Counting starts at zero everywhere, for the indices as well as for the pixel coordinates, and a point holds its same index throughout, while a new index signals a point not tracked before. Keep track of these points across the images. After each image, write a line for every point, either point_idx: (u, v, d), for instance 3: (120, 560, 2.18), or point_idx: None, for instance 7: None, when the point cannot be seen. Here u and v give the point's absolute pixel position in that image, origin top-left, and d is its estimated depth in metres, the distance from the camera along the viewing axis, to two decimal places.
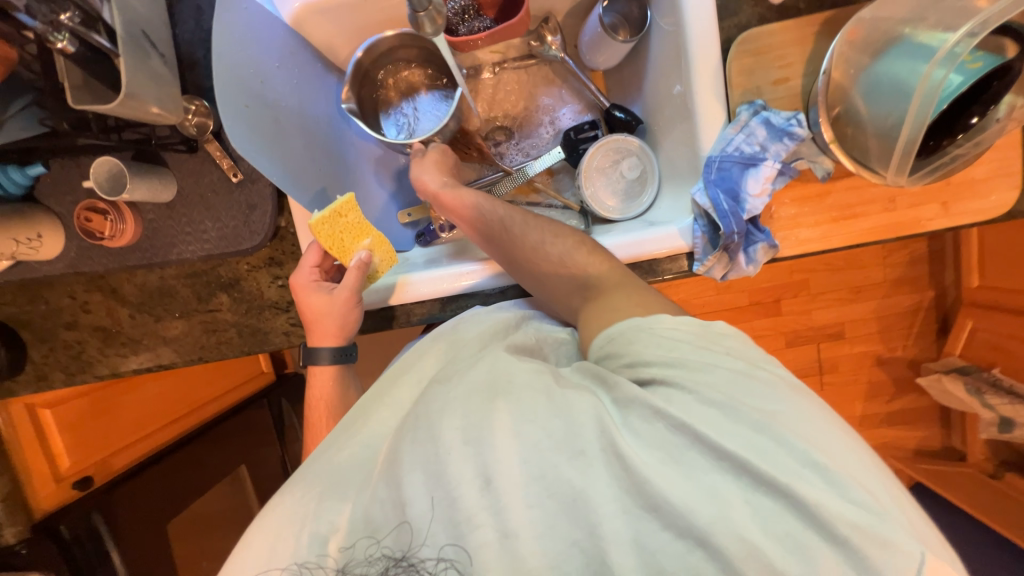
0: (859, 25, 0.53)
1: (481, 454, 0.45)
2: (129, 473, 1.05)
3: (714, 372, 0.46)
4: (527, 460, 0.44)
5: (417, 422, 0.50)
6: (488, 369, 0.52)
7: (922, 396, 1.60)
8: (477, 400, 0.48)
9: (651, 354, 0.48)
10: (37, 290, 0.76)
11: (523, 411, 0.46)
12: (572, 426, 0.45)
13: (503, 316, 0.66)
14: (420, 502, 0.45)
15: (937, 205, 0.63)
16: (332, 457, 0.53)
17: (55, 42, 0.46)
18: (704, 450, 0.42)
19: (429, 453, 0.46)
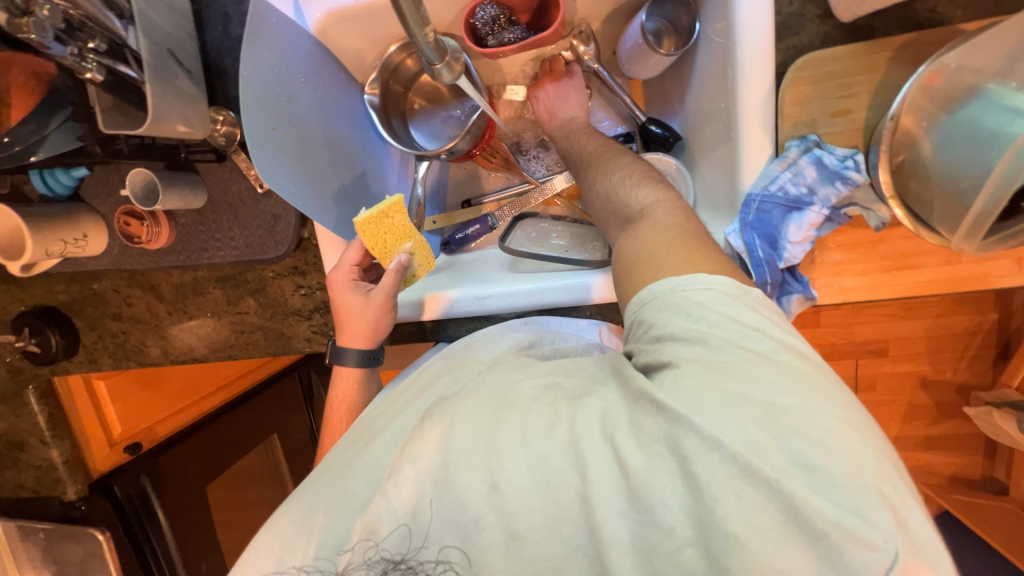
0: (941, 70, 0.45)
1: (487, 461, 0.43)
2: (170, 440, 1.14)
3: (731, 358, 0.40)
4: (533, 468, 0.41)
5: (420, 427, 0.49)
6: (498, 383, 0.50)
7: (967, 424, 1.50)
8: (485, 413, 0.46)
9: (678, 331, 0.42)
10: (86, 282, 0.81)
11: (529, 422, 0.44)
12: (571, 431, 0.42)
13: (520, 338, 0.65)
14: (427, 512, 0.45)
15: (1009, 261, 0.56)
16: (345, 462, 0.55)
17: (84, 72, 0.47)
18: (712, 446, 0.36)
19: (437, 454, 0.45)
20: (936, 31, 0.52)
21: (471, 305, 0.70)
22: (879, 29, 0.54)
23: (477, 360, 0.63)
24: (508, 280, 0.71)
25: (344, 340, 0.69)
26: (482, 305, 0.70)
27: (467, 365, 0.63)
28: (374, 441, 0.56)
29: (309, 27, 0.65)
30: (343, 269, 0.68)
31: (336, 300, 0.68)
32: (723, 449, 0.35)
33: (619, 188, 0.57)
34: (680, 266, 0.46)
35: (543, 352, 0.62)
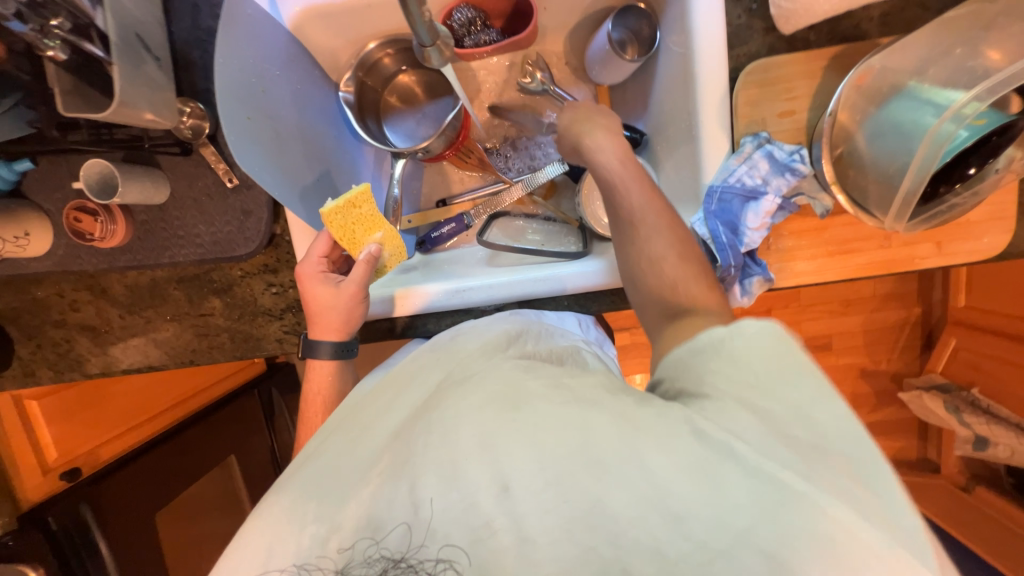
0: (869, 72, 0.52)
1: (495, 459, 0.43)
2: (118, 462, 1.05)
3: (775, 396, 0.41)
4: (544, 470, 0.42)
5: (424, 427, 0.49)
6: (503, 380, 0.50)
7: (902, 409, 1.64)
8: (492, 410, 0.47)
9: (722, 376, 0.43)
10: (25, 286, 0.74)
11: (540, 421, 0.44)
12: (586, 435, 0.42)
13: (505, 327, 0.64)
14: (432, 505, 0.43)
15: (931, 244, 0.63)
16: (331, 456, 0.53)
17: (46, 49, 0.45)
18: (748, 471, 0.38)
19: (439, 450, 0.46)
20: (861, 44, 0.60)
21: (449, 299, 0.70)
22: (815, 40, 0.61)
23: (464, 350, 0.61)
24: (484, 274, 0.72)
25: (317, 335, 0.68)
26: (460, 297, 0.70)
27: (456, 354, 0.61)
28: (360, 436, 0.54)
29: (285, 20, 0.65)
30: (311, 262, 0.67)
31: (304, 293, 0.67)
32: (758, 473, 0.37)
33: (655, 243, 0.55)
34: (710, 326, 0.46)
35: (534, 347, 0.62)
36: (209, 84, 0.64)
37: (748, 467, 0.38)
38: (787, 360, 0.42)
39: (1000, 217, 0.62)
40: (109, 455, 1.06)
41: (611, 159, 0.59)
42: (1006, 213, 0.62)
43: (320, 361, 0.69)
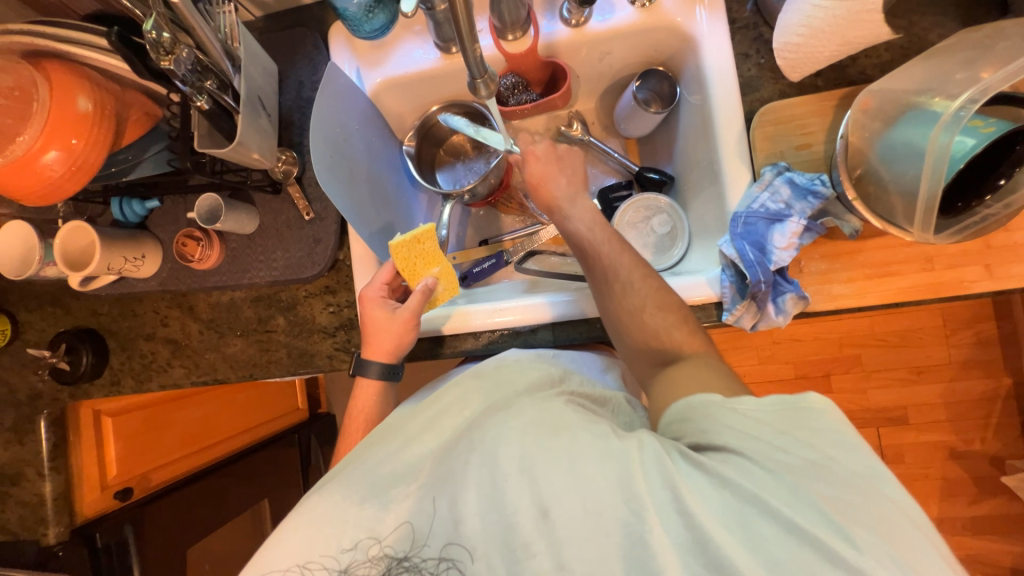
0: (870, 97, 0.58)
1: (536, 484, 0.44)
2: (162, 491, 1.09)
3: (790, 451, 0.41)
4: (584, 502, 0.42)
5: (464, 446, 0.49)
6: (546, 409, 0.50)
7: (1013, 502, 1.39)
8: (533, 433, 0.47)
9: (737, 428, 0.43)
10: (129, 304, 0.87)
11: (579, 449, 0.45)
12: (624, 472, 0.42)
13: (548, 372, 0.62)
14: (472, 521, 0.44)
15: (980, 267, 0.61)
16: (370, 460, 0.54)
17: (197, 101, 0.59)
18: (785, 527, 0.38)
19: (482, 469, 0.46)
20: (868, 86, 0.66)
21: (487, 318, 0.75)
22: (823, 85, 0.68)
23: (511, 384, 0.59)
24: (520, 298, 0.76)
25: (369, 353, 0.73)
26: (498, 319, 0.74)
27: (501, 386, 0.59)
28: (396, 443, 0.55)
29: (366, 88, 0.80)
30: (374, 287, 0.74)
31: (364, 315, 0.73)
32: (791, 527, 0.38)
33: (631, 297, 0.63)
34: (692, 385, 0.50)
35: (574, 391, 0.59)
36: (302, 138, 0.80)
37: (776, 515, 0.38)
38: (807, 424, 0.42)
39: None
40: (158, 480, 1.11)
41: (583, 227, 0.71)
42: None
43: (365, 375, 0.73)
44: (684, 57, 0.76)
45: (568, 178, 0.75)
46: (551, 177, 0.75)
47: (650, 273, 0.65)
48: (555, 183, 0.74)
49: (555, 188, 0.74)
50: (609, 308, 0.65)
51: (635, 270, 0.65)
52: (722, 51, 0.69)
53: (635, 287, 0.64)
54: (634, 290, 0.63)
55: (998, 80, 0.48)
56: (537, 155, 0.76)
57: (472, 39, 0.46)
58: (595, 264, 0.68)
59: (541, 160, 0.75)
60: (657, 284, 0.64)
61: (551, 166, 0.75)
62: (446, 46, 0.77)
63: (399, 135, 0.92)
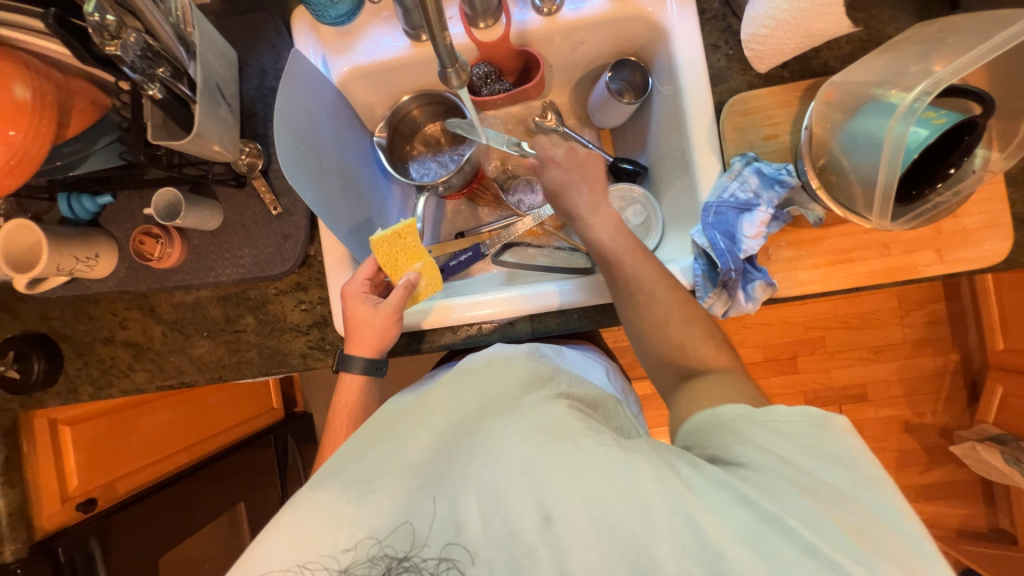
0: (833, 88, 0.60)
1: (541, 490, 0.43)
2: (135, 496, 1.05)
3: (804, 470, 0.42)
4: (590, 509, 0.42)
5: (463, 449, 0.48)
6: (545, 413, 0.49)
7: (959, 469, 1.50)
8: (536, 439, 0.46)
9: (757, 442, 0.45)
10: (84, 306, 0.82)
11: (583, 456, 0.44)
12: (633, 481, 0.42)
13: (545, 369, 0.60)
14: (475, 524, 0.44)
15: (931, 252, 0.65)
16: (358, 460, 0.51)
17: (148, 90, 0.55)
18: (799, 545, 0.38)
19: (483, 474, 0.46)
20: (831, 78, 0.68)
21: (465, 312, 0.74)
22: (789, 77, 0.69)
23: (504, 381, 0.56)
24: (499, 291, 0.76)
25: (352, 350, 0.71)
26: (478, 312, 0.74)
27: (494, 381, 0.56)
28: (384, 441, 0.52)
29: (333, 77, 0.77)
30: (355, 282, 0.72)
31: (348, 313, 0.71)
32: (806, 546, 0.38)
33: (656, 307, 0.62)
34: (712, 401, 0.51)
35: (569, 388, 0.58)
36: (267, 129, 0.77)
37: (790, 533, 0.38)
38: (829, 453, 0.43)
39: (997, 225, 0.64)
40: (125, 489, 1.06)
41: (606, 234, 0.68)
42: (1003, 221, 0.64)
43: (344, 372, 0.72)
44: (656, 47, 0.76)
45: (589, 186, 0.72)
46: (573, 186, 0.73)
47: (675, 285, 0.63)
48: (577, 191, 0.72)
49: (575, 196, 0.72)
50: (633, 320, 0.63)
51: (661, 283, 0.63)
52: (692, 42, 0.70)
53: (660, 300, 0.62)
54: (659, 301, 0.62)
55: (949, 73, 0.50)
56: (557, 162, 0.74)
57: (440, 27, 0.44)
58: (615, 272, 0.65)
59: (564, 167, 0.74)
60: (683, 295, 0.62)
61: (572, 174, 0.73)
62: (416, 34, 0.75)
63: (370, 126, 0.90)
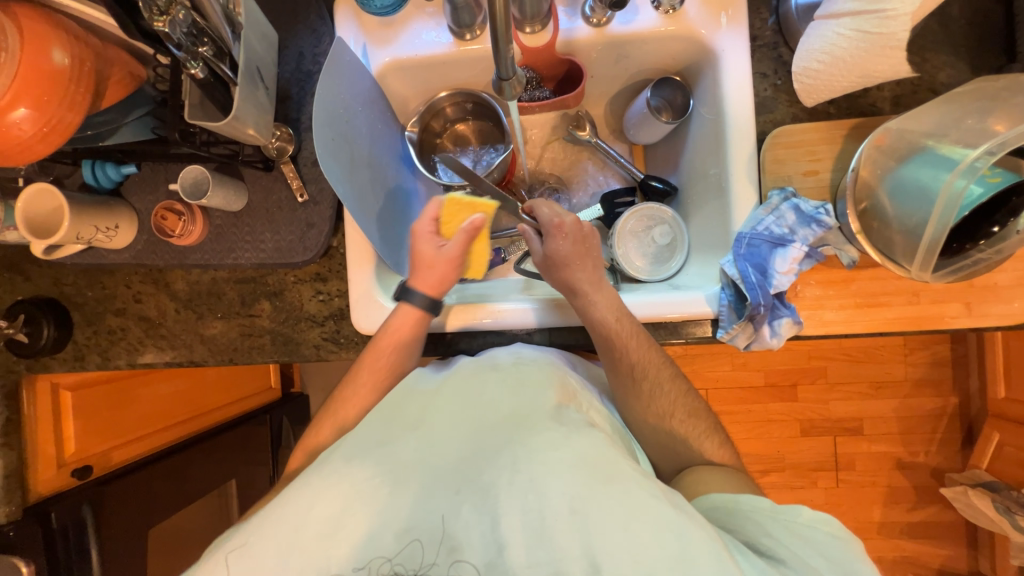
0: (886, 133, 0.59)
1: (589, 531, 0.45)
2: (131, 466, 1.04)
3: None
4: (634, 557, 0.44)
5: (503, 460, 0.50)
6: (595, 448, 0.50)
7: (947, 510, 1.50)
8: (588, 479, 0.48)
9: (778, 537, 0.50)
10: (98, 275, 0.81)
11: (634, 510, 0.46)
12: (688, 551, 0.43)
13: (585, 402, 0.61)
14: (516, 547, 0.46)
15: (960, 304, 0.64)
16: (389, 444, 0.52)
17: (190, 68, 0.55)
18: None
19: (528, 496, 0.47)
20: (877, 119, 0.67)
21: (482, 320, 0.73)
22: (834, 113, 0.69)
23: (533, 385, 0.57)
24: (515, 300, 0.75)
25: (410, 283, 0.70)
26: (496, 319, 0.73)
27: (523, 385, 0.57)
28: (413, 431, 0.53)
29: (372, 68, 0.76)
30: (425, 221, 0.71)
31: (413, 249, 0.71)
32: None
33: (661, 401, 0.66)
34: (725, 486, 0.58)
35: (597, 419, 0.59)
36: (300, 115, 0.76)
37: None
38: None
39: None
40: (122, 458, 1.05)
41: (609, 319, 0.65)
42: None
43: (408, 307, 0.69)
44: (702, 69, 0.75)
45: (584, 262, 0.67)
46: (577, 261, 0.67)
47: (677, 374, 0.67)
48: (577, 268, 0.67)
49: (577, 271, 0.67)
50: (634, 404, 0.67)
51: (661, 372, 0.66)
52: (742, 69, 0.69)
53: (661, 389, 0.66)
54: (662, 394, 0.66)
55: (1015, 136, 0.50)
56: (565, 230, 0.68)
57: (506, 38, 0.46)
58: (619, 357, 0.65)
59: (568, 238, 0.67)
60: (685, 390, 0.67)
61: (578, 247, 0.67)
62: (462, 32, 0.74)
63: (401, 119, 0.88)
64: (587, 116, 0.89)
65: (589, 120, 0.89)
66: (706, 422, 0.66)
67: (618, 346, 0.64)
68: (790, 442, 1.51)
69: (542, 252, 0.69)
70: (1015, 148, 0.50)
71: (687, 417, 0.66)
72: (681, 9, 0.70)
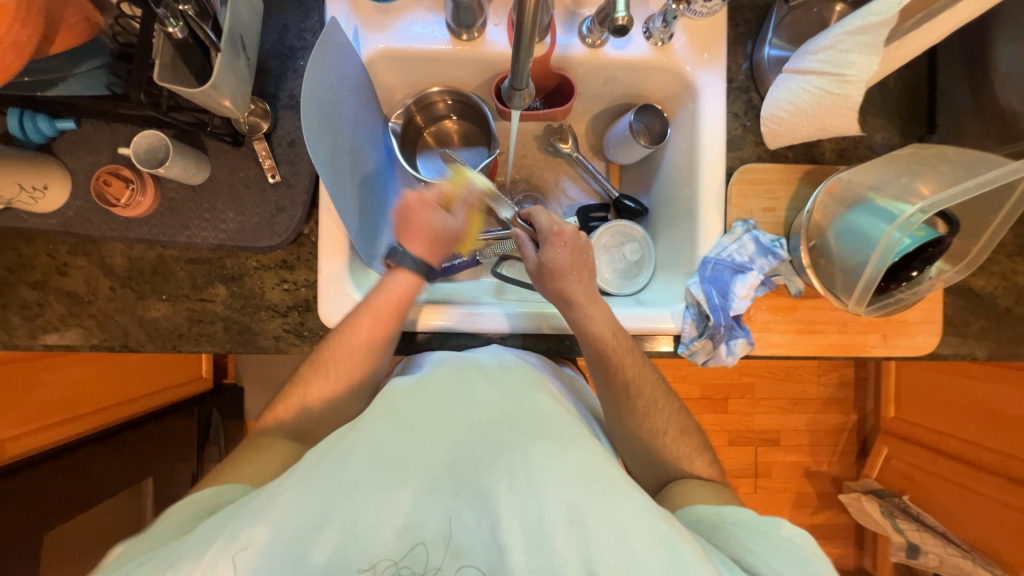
0: (838, 182, 0.68)
1: (586, 539, 0.46)
2: (28, 461, 0.89)
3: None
4: (631, 565, 0.44)
5: (502, 463, 0.52)
6: (588, 457, 0.52)
7: (841, 514, 1.71)
8: (583, 486, 0.49)
9: (759, 553, 0.53)
10: (14, 241, 0.71)
11: (628, 519, 0.47)
12: (679, 560, 0.44)
13: (576, 417, 0.63)
14: (519, 554, 0.46)
15: (878, 335, 0.74)
16: (384, 442, 0.54)
17: (168, 26, 0.51)
18: None
19: (527, 499, 0.48)
20: (826, 168, 0.75)
21: (457, 321, 0.73)
22: (792, 158, 0.76)
23: (526, 396, 0.61)
24: (491, 304, 0.75)
25: (410, 248, 0.70)
26: (472, 321, 0.73)
27: (513, 394, 0.61)
28: (410, 431, 0.56)
29: (362, 52, 0.74)
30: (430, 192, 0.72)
31: (413, 218, 0.70)
32: None
33: (656, 419, 0.70)
34: (707, 496, 0.64)
35: (587, 429, 0.62)
36: (278, 91, 0.72)
37: None
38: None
39: (929, 321, 0.74)
40: (17, 452, 0.89)
41: (606, 333, 0.68)
42: (933, 318, 0.74)
43: (403, 273, 0.69)
44: (681, 102, 0.80)
45: (579, 274, 0.69)
46: (573, 272, 0.69)
47: (669, 395, 0.72)
48: (574, 279, 0.69)
49: (571, 282, 0.69)
50: (628, 421, 0.71)
51: (655, 390, 0.71)
52: (718, 107, 0.75)
53: (655, 406, 0.71)
54: (656, 411, 0.71)
55: (941, 200, 0.58)
56: (564, 237, 0.70)
57: (527, 49, 0.50)
58: (614, 374, 0.69)
59: (566, 248, 0.69)
60: (677, 409, 0.72)
61: (575, 257, 0.70)
62: (460, 31, 0.73)
63: (384, 109, 0.86)
64: (570, 131, 0.91)
65: (571, 134, 0.91)
66: (666, 435, 0.70)
67: (615, 361, 0.68)
68: (718, 450, 1.64)
69: (537, 260, 0.70)
70: (941, 210, 0.59)
71: (680, 436, 0.71)
72: (669, 43, 0.75)
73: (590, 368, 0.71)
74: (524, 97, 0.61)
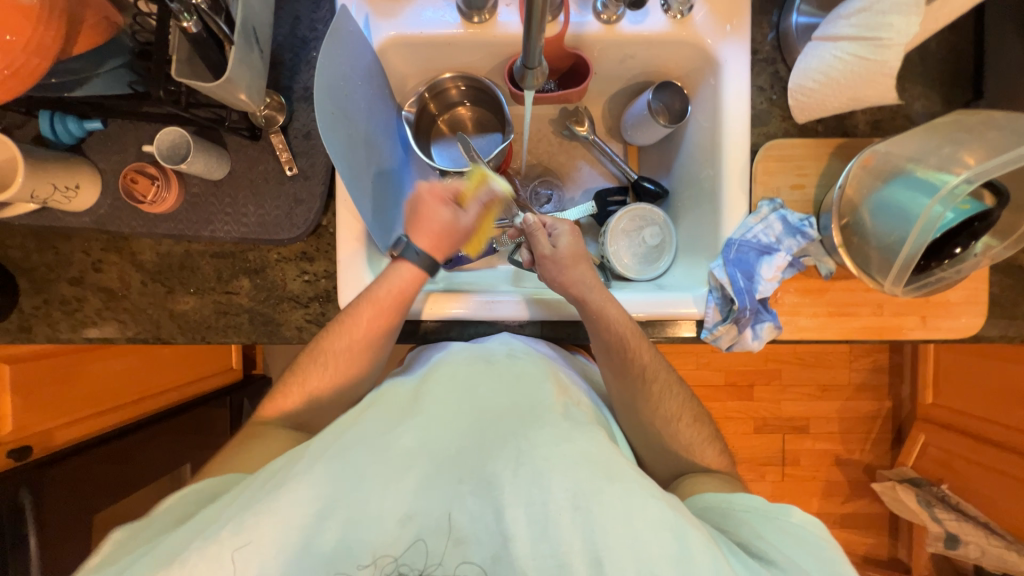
0: (874, 154, 0.64)
1: (591, 528, 0.46)
2: (72, 449, 0.93)
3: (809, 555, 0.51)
4: (636, 553, 0.45)
5: (507, 450, 0.52)
6: (594, 444, 0.52)
7: (873, 503, 1.65)
8: (587, 472, 0.49)
9: (766, 537, 0.53)
10: (51, 240, 0.74)
11: (635, 506, 0.47)
12: (686, 552, 0.45)
13: (584, 406, 0.63)
14: (524, 543, 0.45)
15: (917, 317, 0.70)
16: (391, 436, 0.55)
17: (183, 20, 0.52)
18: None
19: (531, 488, 0.48)
20: (859, 141, 0.71)
21: (473, 309, 0.72)
22: (822, 132, 0.72)
23: (531, 384, 0.60)
24: (505, 292, 0.75)
25: (415, 240, 0.70)
26: (488, 309, 0.72)
27: (518, 382, 0.60)
28: (417, 420, 0.56)
29: (373, 40, 0.73)
30: (443, 185, 0.71)
31: (424, 210, 0.70)
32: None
33: (670, 402, 0.69)
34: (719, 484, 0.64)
35: (593, 417, 0.62)
36: (293, 84, 0.72)
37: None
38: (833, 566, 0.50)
39: (973, 302, 0.70)
40: (67, 438, 0.95)
41: (620, 320, 0.66)
42: (979, 299, 0.70)
43: (407, 266, 0.68)
44: (702, 77, 0.77)
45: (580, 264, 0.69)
46: (579, 262, 0.69)
47: (681, 384, 0.71)
48: (579, 268, 0.68)
49: (578, 273, 0.68)
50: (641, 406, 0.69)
51: (669, 375, 0.70)
52: (742, 81, 0.71)
53: (671, 390, 0.69)
54: (670, 395, 0.69)
55: (991, 170, 0.55)
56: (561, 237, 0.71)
57: (539, 24, 0.48)
58: (632, 359, 0.67)
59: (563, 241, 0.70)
60: (688, 396, 0.71)
61: (574, 248, 0.70)
62: (470, 13, 0.71)
63: (398, 98, 0.85)
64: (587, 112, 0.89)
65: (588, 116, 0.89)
66: (680, 420, 0.69)
67: (630, 349, 0.66)
68: (743, 437, 1.61)
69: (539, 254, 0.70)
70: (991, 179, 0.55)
71: (692, 422, 0.69)
72: (689, 15, 0.72)
73: (599, 354, 0.69)
74: (536, 77, 0.59)
